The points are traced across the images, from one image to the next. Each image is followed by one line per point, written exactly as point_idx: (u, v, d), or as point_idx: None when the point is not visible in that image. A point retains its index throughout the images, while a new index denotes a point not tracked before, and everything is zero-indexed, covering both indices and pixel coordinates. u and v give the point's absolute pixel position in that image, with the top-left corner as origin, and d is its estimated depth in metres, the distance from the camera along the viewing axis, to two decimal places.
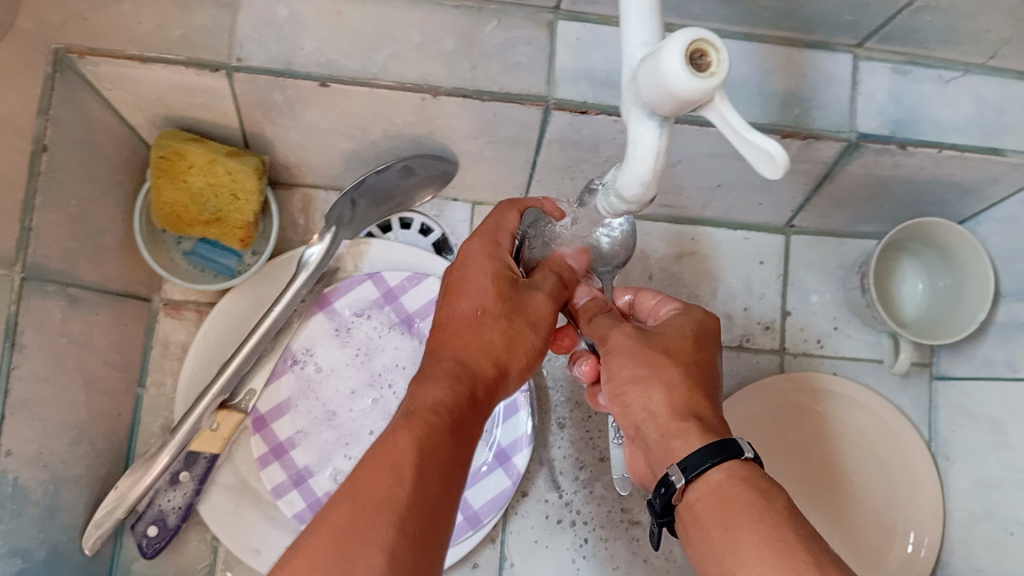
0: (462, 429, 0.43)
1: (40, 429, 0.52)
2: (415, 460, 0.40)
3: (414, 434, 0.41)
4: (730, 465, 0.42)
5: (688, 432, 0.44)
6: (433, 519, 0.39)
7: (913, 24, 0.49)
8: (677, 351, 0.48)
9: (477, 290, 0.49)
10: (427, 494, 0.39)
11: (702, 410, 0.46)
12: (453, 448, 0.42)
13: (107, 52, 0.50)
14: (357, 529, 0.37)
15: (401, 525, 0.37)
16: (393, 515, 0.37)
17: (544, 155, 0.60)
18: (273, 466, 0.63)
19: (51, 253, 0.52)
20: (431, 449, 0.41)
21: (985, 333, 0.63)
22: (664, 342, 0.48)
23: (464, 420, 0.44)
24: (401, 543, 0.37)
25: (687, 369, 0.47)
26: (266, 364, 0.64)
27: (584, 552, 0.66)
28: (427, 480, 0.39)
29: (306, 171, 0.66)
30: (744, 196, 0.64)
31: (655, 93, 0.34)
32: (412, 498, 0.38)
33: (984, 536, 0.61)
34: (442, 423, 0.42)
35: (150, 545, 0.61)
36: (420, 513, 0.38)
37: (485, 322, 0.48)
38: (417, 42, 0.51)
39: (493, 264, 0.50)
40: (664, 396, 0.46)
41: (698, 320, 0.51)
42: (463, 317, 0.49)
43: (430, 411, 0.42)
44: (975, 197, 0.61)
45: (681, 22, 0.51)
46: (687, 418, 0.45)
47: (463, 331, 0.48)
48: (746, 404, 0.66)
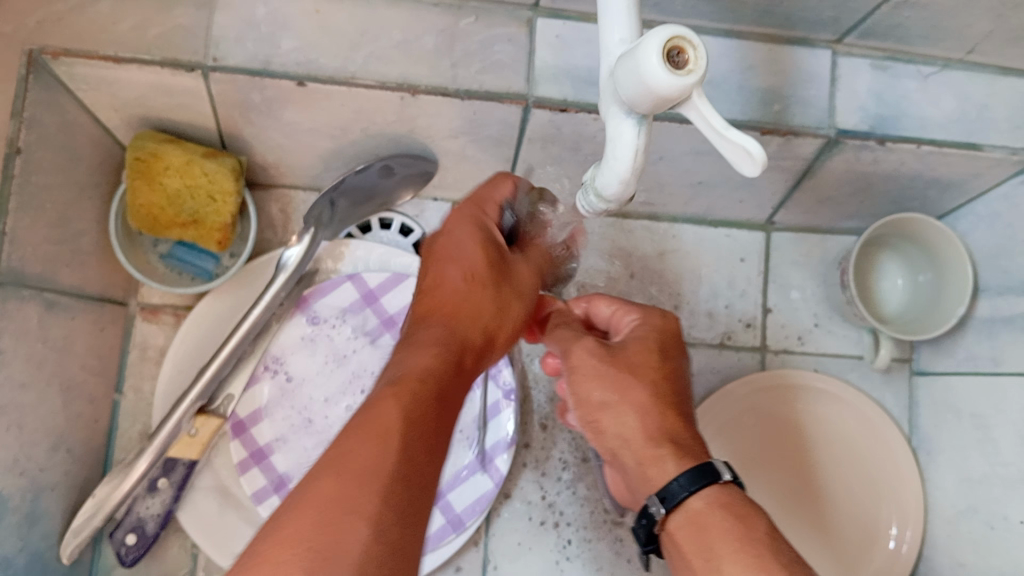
0: (449, 398, 0.43)
1: (17, 437, 0.51)
2: (402, 428, 0.39)
3: (400, 402, 0.40)
4: (708, 493, 0.42)
5: (662, 458, 0.44)
6: (420, 491, 0.38)
7: (892, 20, 0.49)
8: (643, 368, 0.47)
9: (466, 254, 0.49)
10: (416, 464, 0.38)
11: (677, 432, 0.46)
12: (438, 417, 0.41)
13: (81, 51, 0.49)
14: (344, 499, 0.35)
15: (391, 496, 0.36)
16: (380, 485, 0.36)
17: (525, 154, 0.60)
18: (253, 472, 0.63)
19: (27, 257, 0.51)
20: (418, 418, 0.40)
21: (966, 329, 0.64)
22: (628, 360, 0.47)
23: (449, 389, 0.43)
24: (388, 514, 0.36)
25: (656, 387, 0.46)
26: (244, 369, 0.63)
27: (568, 553, 0.65)
28: (413, 452, 0.39)
29: (285, 173, 0.66)
30: (725, 193, 0.65)
31: (632, 90, 0.34)
32: (400, 468, 0.37)
33: (966, 530, 0.61)
34: (428, 391, 0.41)
35: (129, 553, 0.60)
36: (406, 484, 0.37)
37: (477, 286, 0.48)
38: (397, 40, 0.50)
39: (482, 235, 0.50)
40: (639, 422, 0.46)
41: (657, 326, 0.51)
42: (450, 278, 0.49)
43: (415, 379, 0.42)
44: (954, 193, 0.62)
45: (662, 19, 0.51)
46: (662, 443, 0.45)
47: (450, 293, 0.48)
48: (716, 412, 0.65)
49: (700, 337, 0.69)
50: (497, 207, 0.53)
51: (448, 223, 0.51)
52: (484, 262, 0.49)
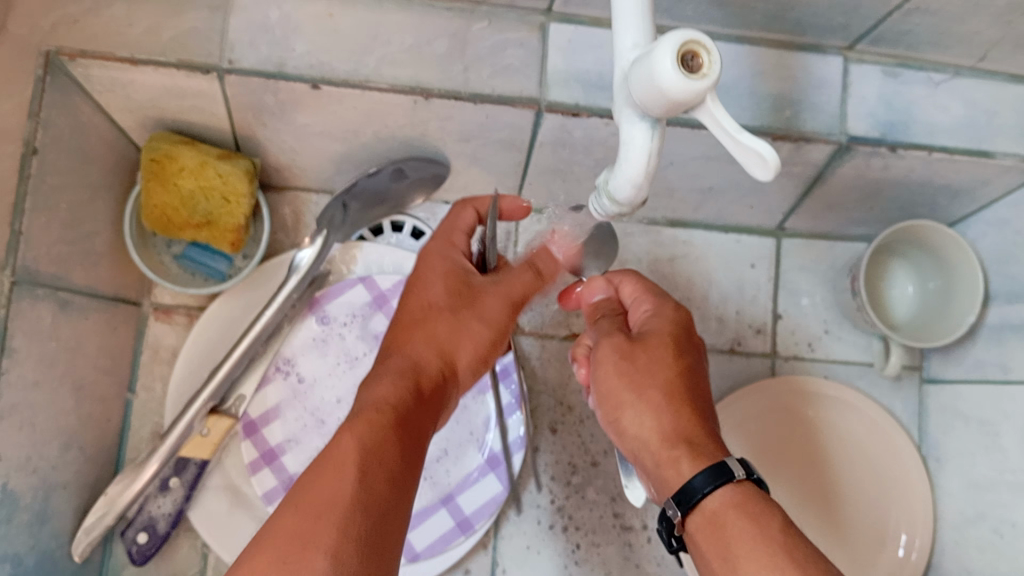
0: (411, 424, 0.44)
1: (30, 434, 0.52)
2: (358, 459, 0.40)
3: (356, 434, 0.41)
4: (723, 492, 0.42)
5: (677, 458, 0.44)
6: (383, 517, 0.39)
7: (902, 27, 0.49)
8: (656, 367, 0.47)
9: (429, 288, 0.51)
10: (374, 493, 0.39)
11: (693, 432, 0.45)
12: (401, 444, 0.42)
13: (96, 53, 0.49)
14: (304, 534, 0.37)
15: (349, 526, 0.37)
16: (340, 516, 0.37)
17: (536, 158, 0.60)
18: (264, 472, 0.63)
19: (41, 257, 0.52)
20: (375, 446, 0.41)
21: (976, 336, 0.63)
22: (645, 359, 0.48)
23: (410, 415, 0.44)
24: (348, 544, 0.37)
25: (669, 384, 0.47)
26: (255, 371, 0.63)
27: (577, 557, 0.66)
28: (372, 479, 0.40)
29: (298, 175, 0.66)
30: (734, 199, 0.65)
31: (645, 94, 0.34)
32: (359, 497, 0.39)
33: (976, 538, 0.61)
34: (385, 419, 0.42)
35: (139, 552, 0.60)
36: (366, 512, 0.38)
37: (437, 317, 0.50)
38: (409, 44, 0.51)
39: (449, 267, 0.52)
40: (656, 423, 0.46)
41: (675, 319, 0.51)
42: (413, 312, 0.51)
43: (373, 409, 0.43)
44: (965, 200, 0.62)
45: (673, 25, 0.51)
46: (677, 443, 0.45)
47: (412, 326, 0.50)
48: (732, 412, 0.66)
49: (710, 343, 0.69)
50: (467, 236, 0.54)
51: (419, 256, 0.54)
52: (446, 292, 0.51)
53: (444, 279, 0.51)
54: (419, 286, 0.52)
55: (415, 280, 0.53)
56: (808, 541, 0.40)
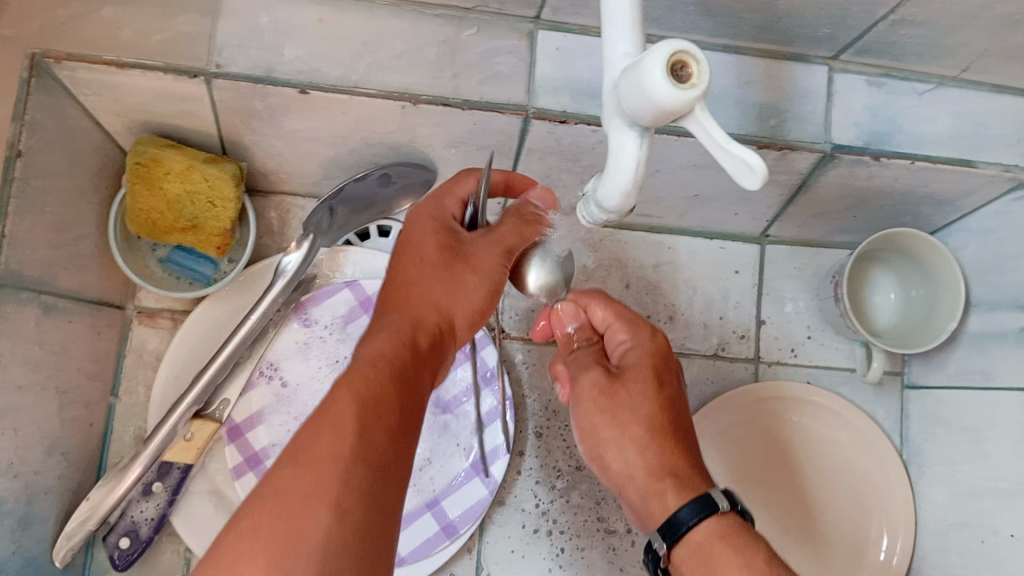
0: (408, 379, 0.43)
1: (13, 440, 0.52)
2: (357, 414, 0.39)
3: (353, 391, 0.40)
4: (707, 524, 0.44)
5: (663, 492, 0.46)
6: (383, 471, 0.39)
7: (889, 38, 0.50)
8: (639, 401, 0.48)
9: (423, 245, 0.49)
10: (375, 448, 0.39)
11: (677, 463, 0.47)
12: (397, 397, 0.41)
13: (83, 56, 0.49)
14: (304, 487, 0.36)
15: (349, 479, 0.37)
16: (341, 471, 0.37)
17: (524, 164, 0.60)
18: (247, 476, 0.62)
19: (25, 260, 0.52)
20: (372, 403, 0.40)
21: (958, 343, 0.64)
22: (628, 392, 0.49)
23: (409, 371, 0.43)
24: (350, 499, 0.37)
25: (652, 419, 0.48)
26: (240, 374, 0.63)
27: (561, 561, 0.66)
28: (371, 434, 0.39)
29: (285, 179, 0.66)
30: (720, 206, 0.65)
31: (634, 103, 0.34)
32: (358, 452, 0.38)
33: (957, 543, 0.62)
34: (383, 375, 0.42)
35: (121, 557, 0.60)
36: (366, 466, 0.38)
37: (432, 275, 0.48)
38: (399, 50, 0.51)
39: (440, 223, 0.50)
40: (640, 459, 0.47)
41: (650, 348, 0.52)
42: (405, 269, 0.48)
43: (369, 365, 0.42)
44: (948, 209, 0.62)
45: (662, 34, 0.51)
46: (664, 478, 0.46)
47: (408, 282, 0.48)
48: (714, 422, 0.66)
49: (694, 348, 0.70)
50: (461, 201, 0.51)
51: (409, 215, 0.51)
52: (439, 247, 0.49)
53: (436, 235, 0.49)
54: (409, 242, 0.49)
55: (403, 242, 0.50)
56: (790, 571, 0.43)
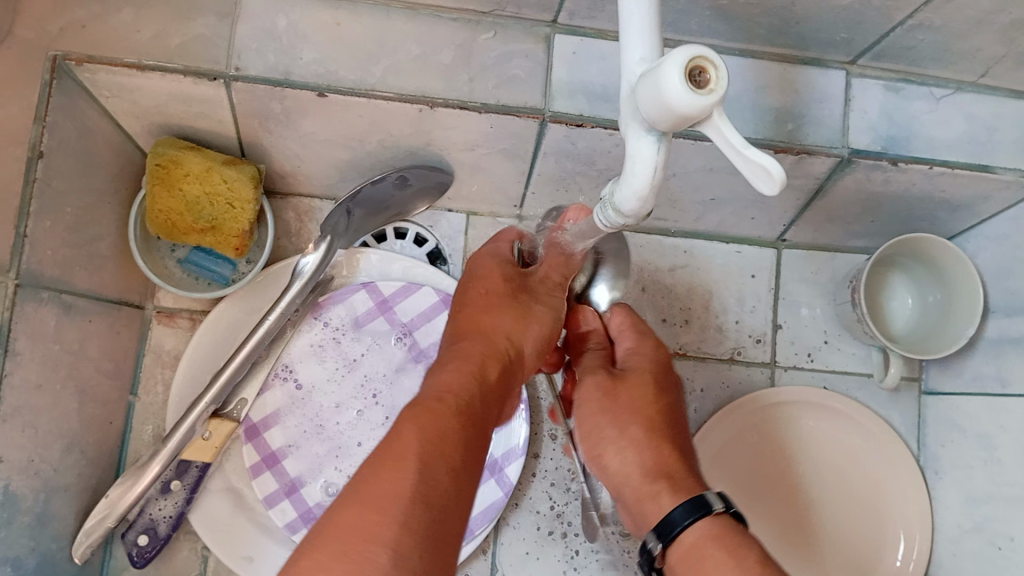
0: (474, 416, 0.43)
1: (31, 437, 0.52)
2: (420, 450, 0.39)
3: (419, 425, 0.40)
4: (701, 525, 0.44)
5: (658, 493, 0.47)
6: (443, 512, 0.39)
7: (905, 43, 0.50)
8: (637, 404, 0.51)
9: (488, 279, 0.52)
10: (436, 486, 0.39)
11: (672, 467, 0.49)
12: (462, 434, 0.42)
13: (104, 59, 0.50)
14: (362, 528, 0.36)
15: (410, 521, 0.37)
16: (399, 512, 0.37)
17: (539, 167, 0.60)
18: (265, 475, 0.63)
19: (46, 260, 0.52)
20: (438, 440, 0.40)
21: (974, 349, 0.64)
22: (629, 395, 0.51)
23: (476, 406, 0.44)
24: (409, 539, 0.37)
25: (650, 423, 0.50)
26: (258, 373, 0.63)
27: (576, 564, 0.66)
28: (434, 471, 0.39)
29: (302, 181, 0.66)
30: (736, 210, 0.65)
31: (653, 109, 0.34)
32: (420, 491, 0.38)
33: (973, 550, 0.61)
34: (448, 410, 0.42)
35: (140, 554, 0.61)
36: (426, 506, 0.38)
37: (499, 302, 0.51)
38: (415, 54, 0.51)
39: (500, 260, 0.54)
40: (635, 456, 0.49)
41: (652, 358, 0.54)
42: (475, 302, 0.51)
43: (436, 399, 0.42)
44: (965, 214, 0.62)
45: (677, 37, 0.51)
46: (658, 479, 0.48)
47: (479, 312, 0.50)
48: (719, 432, 0.66)
49: (709, 352, 0.70)
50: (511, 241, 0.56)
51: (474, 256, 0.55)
52: (503, 280, 0.52)
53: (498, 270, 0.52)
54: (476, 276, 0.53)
55: (467, 279, 0.54)
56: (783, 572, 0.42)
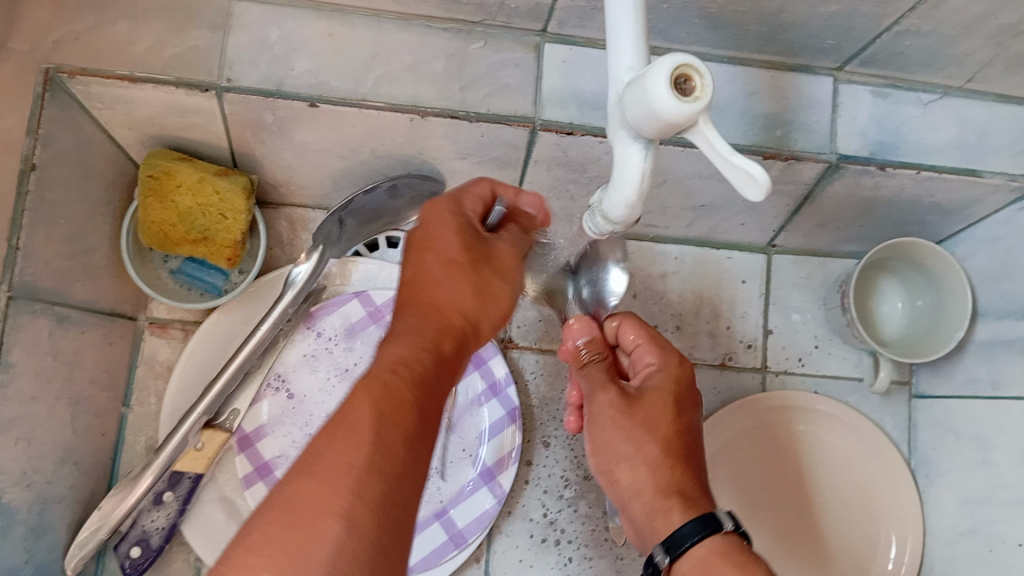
0: (428, 389, 0.43)
1: (26, 449, 0.52)
2: (373, 423, 0.40)
3: (371, 399, 0.40)
4: (711, 541, 0.44)
5: (670, 509, 0.46)
6: (399, 483, 0.39)
7: (894, 48, 0.50)
8: (655, 422, 0.49)
9: (445, 244, 0.48)
10: (389, 458, 0.39)
11: (685, 484, 0.48)
12: (417, 407, 0.42)
13: (98, 72, 0.50)
14: (316, 500, 0.37)
15: (365, 494, 0.38)
16: (354, 484, 0.38)
17: (531, 176, 0.61)
18: (258, 486, 0.63)
19: (39, 272, 0.52)
20: (389, 413, 0.40)
21: (965, 351, 0.64)
22: (644, 412, 0.50)
23: (430, 377, 0.43)
24: (361, 510, 0.37)
25: (668, 442, 0.48)
26: (249, 385, 0.63)
27: (570, 570, 0.66)
28: (388, 444, 0.39)
29: (295, 191, 0.66)
30: (727, 216, 0.65)
31: (639, 115, 0.35)
32: (373, 463, 0.39)
33: (967, 552, 0.62)
34: (402, 384, 0.42)
35: (132, 566, 0.60)
36: (382, 476, 0.39)
37: (456, 273, 0.47)
38: (408, 63, 0.51)
39: (461, 223, 0.50)
40: (649, 475, 0.48)
41: (675, 377, 0.52)
42: (427, 268, 0.48)
43: (389, 373, 0.42)
44: (954, 218, 0.63)
45: (667, 45, 0.52)
46: (671, 495, 0.47)
47: (429, 282, 0.47)
48: (717, 434, 0.66)
49: (702, 358, 0.70)
50: (474, 198, 0.51)
51: (424, 214, 0.50)
52: (462, 250, 0.48)
53: (457, 237, 0.49)
54: (429, 240, 0.49)
55: (418, 236, 0.50)
56: None
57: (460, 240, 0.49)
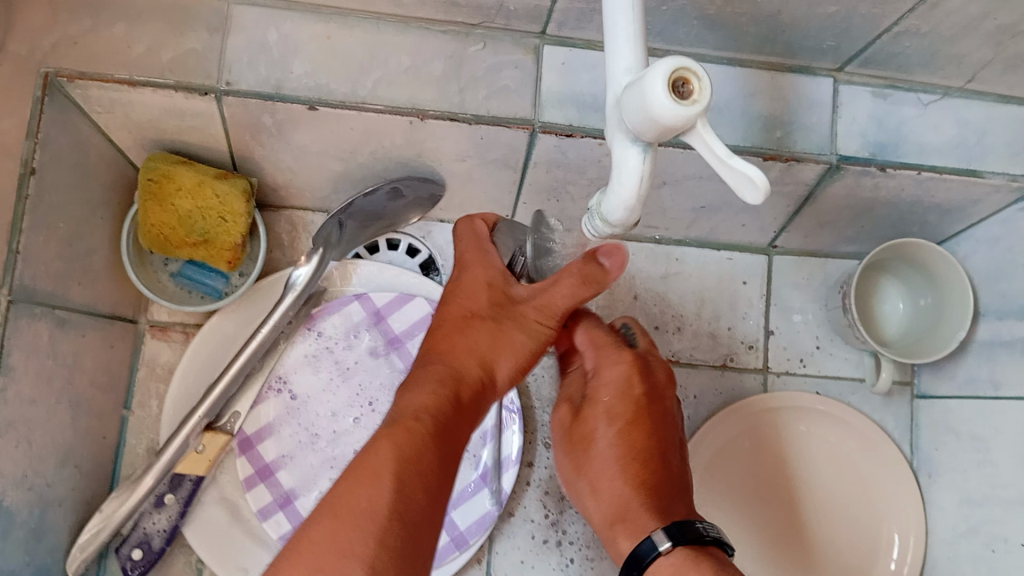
0: (448, 435, 0.44)
1: (26, 452, 0.52)
2: (396, 467, 0.40)
3: (394, 443, 0.41)
4: (660, 559, 0.47)
5: (615, 535, 0.51)
6: (417, 528, 0.39)
7: (893, 49, 0.50)
8: (601, 437, 0.54)
9: (473, 298, 0.51)
10: (409, 503, 0.40)
11: (630, 507, 0.51)
12: (437, 450, 0.42)
13: (96, 75, 0.50)
14: (340, 544, 0.37)
15: (384, 538, 0.38)
16: (375, 528, 0.38)
17: (530, 177, 0.60)
18: (259, 488, 0.63)
19: (39, 275, 0.52)
20: (413, 458, 0.41)
21: (966, 352, 0.64)
22: (588, 433, 0.55)
23: (451, 423, 0.44)
24: (383, 554, 0.37)
25: (610, 467, 0.53)
26: (251, 387, 0.63)
27: (571, 572, 0.66)
28: (408, 489, 0.40)
29: (295, 193, 0.66)
30: (727, 217, 0.65)
31: (638, 118, 0.34)
32: (393, 507, 0.39)
33: (968, 552, 0.61)
34: (424, 428, 0.42)
35: (135, 568, 0.60)
36: (401, 521, 0.39)
37: (476, 325, 0.50)
38: (405, 66, 0.51)
39: (491, 276, 0.52)
40: (595, 498, 0.53)
41: (627, 380, 0.54)
42: (454, 319, 0.51)
43: (412, 418, 0.43)
44: (955, 218, 0.62)
45: (665, 47, 0.52)
46: (615, 521, 0.51)
47: (453, 333, 0.50)
48: (711, 439, 0.66)
49: (702, 359, 0.70)
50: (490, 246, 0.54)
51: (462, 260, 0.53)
52: (484, 302, 0.51)
53: (485, 289, 0.51)
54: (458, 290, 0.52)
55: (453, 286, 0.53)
56: None
57: (484, 291, 0.51)
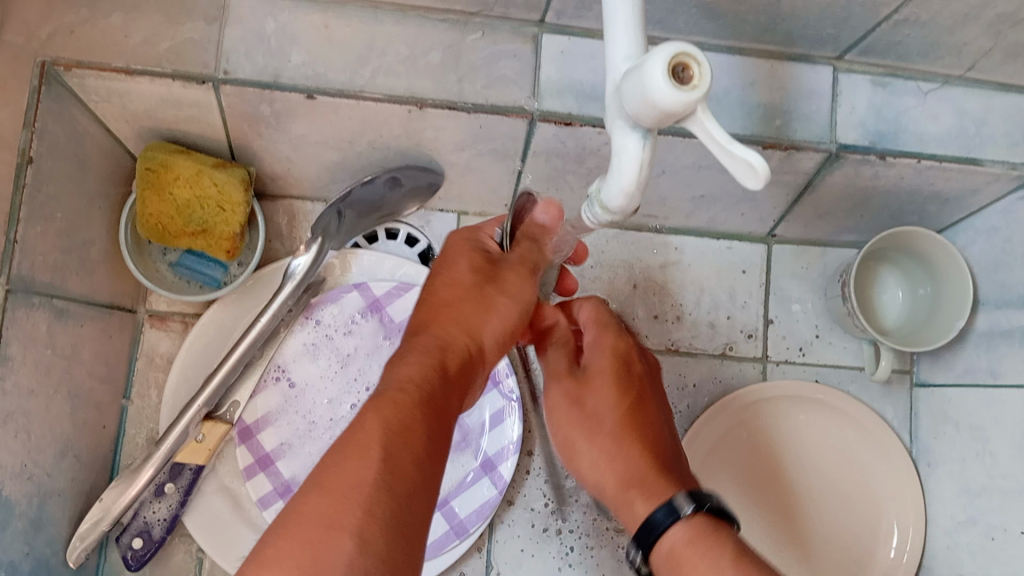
0: (437, 406, 0.43)
1: (25, 442, 0.52)
2: (383, 440, 0.39)
3: (382, 416, 0.40)
4: (679, 529, 0.44)
5: (632, 501, 0.47)
6: (409, 501, 0.38)
7: (892, 38, 0.50)
8: (608, 405, 0.50)
9: (456, 270, 0.50)
10: (399, 475, 0.38)
11: (645, 472, 0.48)
12: (426, 423, 0.41)
13: (92, 64, 0.50)
14: (328, 516, 0.36)
15: (373, 509, 0.37)
16: (365, 500, 0.37)
17: (529, 167, 0.60)
18: (259, 477, 0.64)
19: (36, 265, 0.52)
20: (401, 431, 0.40)
21: (965, 341, 0.64)
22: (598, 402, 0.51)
23: (438, 396, 0.43)
24: (374, 525, 0.36)
25: (622, 427, 0.50)
26: (250, 376, 0.63)
27: (571, 560, 0.66)
28: (398, 460, 0.39)
29: (293, 183, 0.66)
30: (727, 206, 0.65)
31: (637, 103, 0.34)
32: (383, 480, 0.38)
33: (967, 541, 0.61)
34: (410, 400, 0.41)
35: (134, 558, 0.61)
36: (391, 493, 0.38)
37: (461, 295, 0.48)
38: (403, 55, 0.51)
39: (471, 246, 0.51)
40: (611, 466, 0.49)
41: (626, 357, 0.53)
42: (439, 294, 0.49)
43: (397, 390, 0.42)
44: (955, 207, 0.62)
45: (664, 36, 0.51)
46: (632, 487, 0.48)
47: (439, 304, 0.48)
48: (709, 430, 0.66)
49: (702, 348, 0.70)
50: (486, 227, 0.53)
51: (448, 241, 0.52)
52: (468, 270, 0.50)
53: (468, 259, 0.50)
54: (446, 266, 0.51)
55: (438, 264, 0.52)
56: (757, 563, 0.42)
57: (467, 261, 0.50)
